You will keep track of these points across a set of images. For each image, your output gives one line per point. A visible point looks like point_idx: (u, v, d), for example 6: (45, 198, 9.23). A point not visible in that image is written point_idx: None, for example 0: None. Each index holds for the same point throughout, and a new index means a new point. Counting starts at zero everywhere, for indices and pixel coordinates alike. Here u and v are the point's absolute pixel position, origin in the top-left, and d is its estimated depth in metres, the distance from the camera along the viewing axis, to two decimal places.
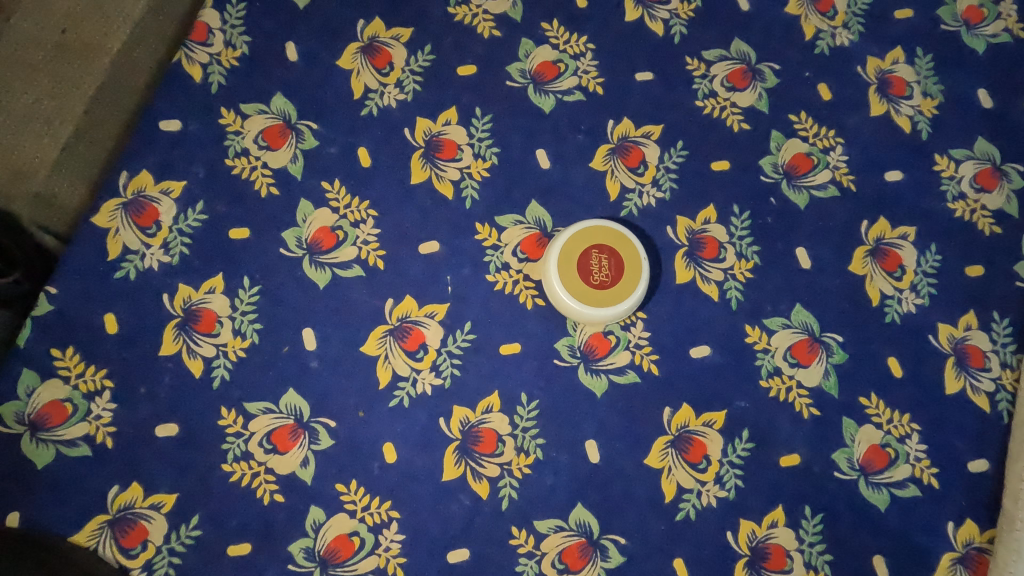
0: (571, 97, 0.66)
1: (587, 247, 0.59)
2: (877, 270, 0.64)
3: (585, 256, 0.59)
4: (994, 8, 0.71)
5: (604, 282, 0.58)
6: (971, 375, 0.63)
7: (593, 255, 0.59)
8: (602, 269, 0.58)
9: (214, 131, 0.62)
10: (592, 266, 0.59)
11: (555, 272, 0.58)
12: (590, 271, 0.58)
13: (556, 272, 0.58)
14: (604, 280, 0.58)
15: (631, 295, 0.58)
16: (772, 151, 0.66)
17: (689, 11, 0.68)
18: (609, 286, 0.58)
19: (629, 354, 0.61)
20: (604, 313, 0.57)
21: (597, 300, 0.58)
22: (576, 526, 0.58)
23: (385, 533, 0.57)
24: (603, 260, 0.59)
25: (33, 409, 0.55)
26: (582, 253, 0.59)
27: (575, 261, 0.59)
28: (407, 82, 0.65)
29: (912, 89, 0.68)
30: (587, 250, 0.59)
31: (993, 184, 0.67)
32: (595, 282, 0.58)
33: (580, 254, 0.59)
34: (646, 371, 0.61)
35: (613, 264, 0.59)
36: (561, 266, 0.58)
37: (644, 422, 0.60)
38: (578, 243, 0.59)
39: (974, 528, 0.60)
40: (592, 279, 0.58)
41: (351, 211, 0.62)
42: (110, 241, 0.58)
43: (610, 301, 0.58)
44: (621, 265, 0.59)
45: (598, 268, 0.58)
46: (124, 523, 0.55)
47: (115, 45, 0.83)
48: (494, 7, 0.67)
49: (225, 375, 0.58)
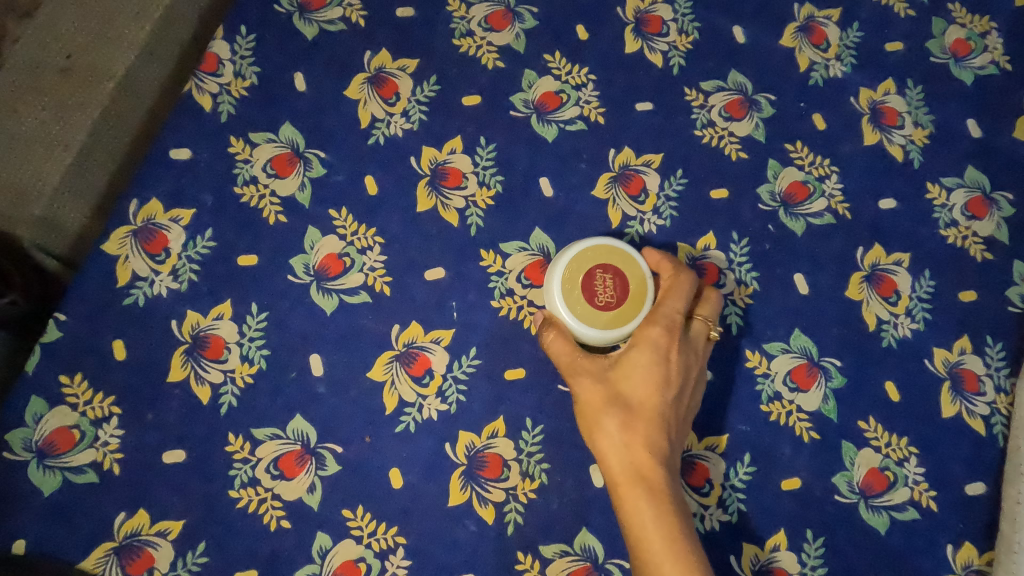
0: (574, 127, 0.67)
1: (591, 266, 0.58)
2: (873, 296, 0.66)
3: (590, 276, 0.58)
4: (981, 41, 0.73)
5: (609, 303, 0.57)
6: (966, 399, 0.64)
7: (597, 275, 0.58)
8: (607, 290, 0.58)
9: (223, 159, 0.62)
10: (597, 286, 0.58)
11: (560, 300, 0.57)
12: (595, 292, 0.57)
13: (562, 299, 0.57)
14: (609, 301, 0.57)
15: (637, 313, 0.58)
16: (769, 179, 0.68)
17: (687, 43, 0.70)
18: (614, 307, 0.57)
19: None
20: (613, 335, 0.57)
21: (602, 323, 0.57)
22: (581, 551, 0.59)
23: (391, 559, 0.57)
24: (608, 281, 0.58)
25: (41, 436, 0.55)
26: (587, 274, 0.58)
27: (581, 283, 0.58)
28: (413, 112, 0.66)
29: (904, 119, 0.70)
30: (591, 270, 0.58)
31: (984, 211, 0.69)
32: (602, 303, 0.57)
33: (585, 274, 0.58)
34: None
35: (619, 282, 0.58)
36: (568, 290, 0.57)
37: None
38: (581, 263, 0.58)
39: (972, 551, 0.61)
40: (597, 300, 0.57)
41: (359, 238, 0.63)
42: (119, 268, 0.59)
43: (620, 322, 0.57)
44: (626, 280, 0.58)
45: (603, 289, 0.57)
46: (130, 550, 0.55)
47: (119, 70, 0.86)
48: (497, 39, 0.69)
49: (233, 402, 0.59)
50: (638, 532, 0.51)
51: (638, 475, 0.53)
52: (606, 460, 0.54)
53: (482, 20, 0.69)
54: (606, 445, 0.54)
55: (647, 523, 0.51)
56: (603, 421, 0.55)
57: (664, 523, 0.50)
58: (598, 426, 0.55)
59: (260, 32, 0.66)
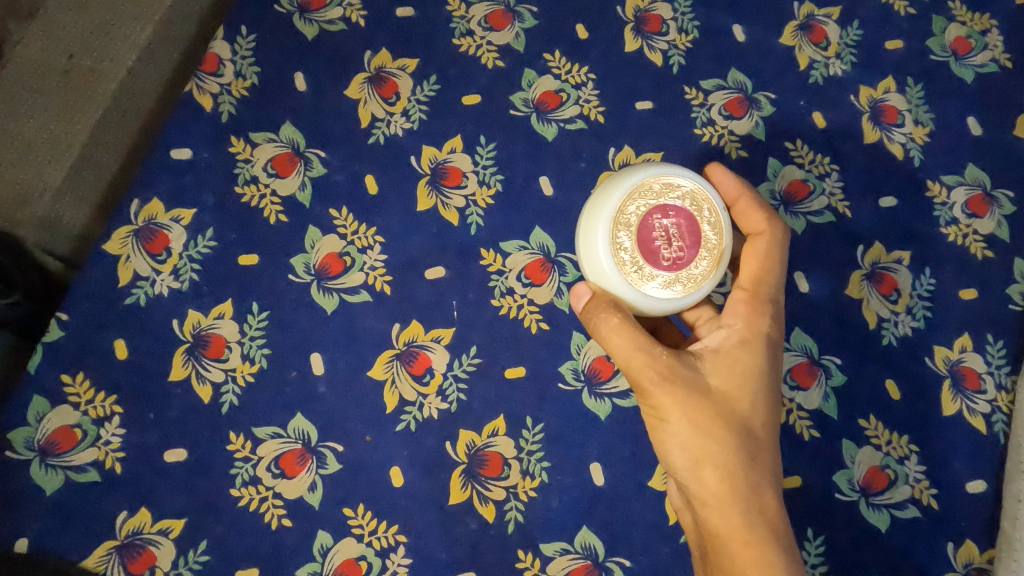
0: (574, 126, 0.67)
1: (646, 212, 0.54)
2: (873, 294, 0.66)
3: (647, 226, 0.54)
4: (982, 39, 0.73)
5: (677, 257, 0.54)
6: (967, 397, 0.64)
7: (654, 228, 0.54)
8: (670, 242, 0.54)
9: (223, 159, 0.63)
10: (659, 241, 0.54)
11: (616, 258, 0.53)
12: (658, 249, 0.54)
13: (619, 256, 0.53)
14: (676, 254, 0.54)
15: (708, 268, 0.55)
16: (769, 178, 0.68)
17: (687, 42, 0.70)
18: (683, 259, 0.54)
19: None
20: (685, 295, 0.54)
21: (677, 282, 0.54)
22: (581, 549, 0.59)
23: (392, 557, 0.57)
24: (667, 231, 0.54)
25: (43, 435, 0.55)
26: (643, 223, 0.54)
27: (637, 235, 0.54)
28: (413, 111, 0.66)
29: (904, 117, 0.70)
30: (647, 218, 0.54)
31: (984, 209, 0.69)
32: (668, 259, 0.54)
33: (638, 228, 0.54)
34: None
35: (682, 231, 0.54)
36: (624, 244, 0.53)
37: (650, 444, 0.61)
38: (632, 216, 0.54)
39: (973, 549, 0.61)
40: (663, 257, 0.54)
41: (359, 237, 0.63)
42: (120, 267, 0.59)
43: (689, 280, 0.54)
44: (691, 229, 0.55)
45: (666, 244, 0.54)
46: (132, 549, 0.55)
47: (121, 71, 0.86)
48: (497, 38, 0.69)
49: (234, 400, 0.59)
50: (747, 542, 0.52)
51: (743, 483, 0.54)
52: (713, 469, 0.54)
53: (482, 20, 0.69)
54: (713, 453, 0.54)
55: (759, 534, 0.52)
56: (711, 429, 0.54)
57: (771, 532, 0.53)
58: (702, 435, 0.54)
59: (260, 32, 0.66)
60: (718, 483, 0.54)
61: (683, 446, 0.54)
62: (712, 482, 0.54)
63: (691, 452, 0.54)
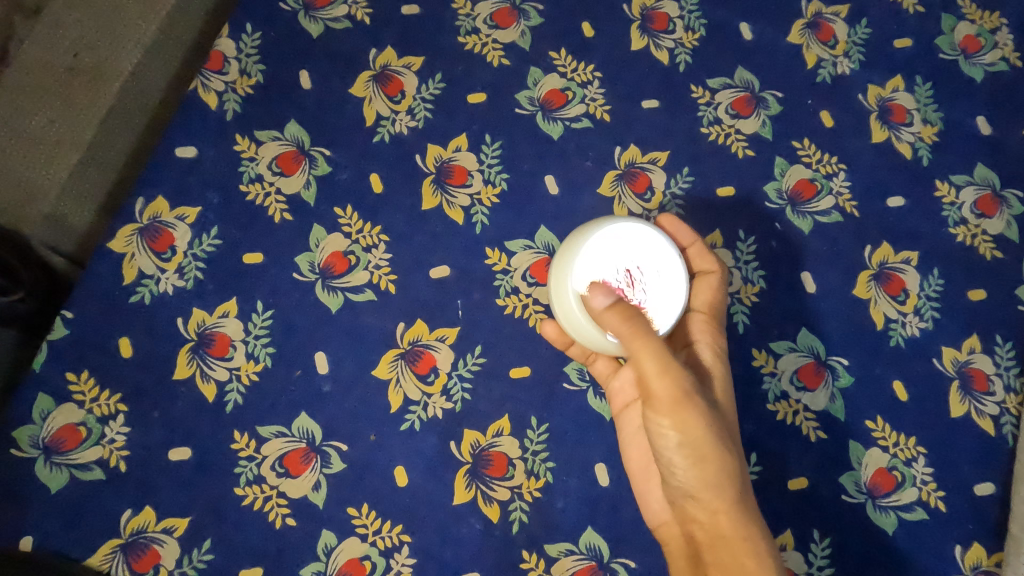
0: (580, 125, 0.67)
1: (611, 261, 0.57)
2: (881, 294, 0.65)
3: (610, 273, 0.56)
4: (991, 38, 0.72)
5: (633, 297, 0.56)
6: (975, 398, 0.64)
7: (613, 268, 0.56)
8: (625, 283, 0.56)
9: (228, 157, 0.62)
10: (616, 281, 0.56)
11: (582, 302, 0.56)
12: (616, 287, 0.55)
13: (587, 301, 0.56)
14: (632, 295, 0.56)
15: (668, 310, 0.57)
16: (777, 177, 0.67)
17: (694, 40, 0.70)
18: (639, 299, 0.56)
19: (602, 372, 0.62)
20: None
21: (634, 321, 0.55)
22: (586, 550, 0.59)
23: (396, 557, 0.57)
24: (623, 273, 0.56)
25: (48, 434, 0.55)
26: (602, 266, 0.56)
27: (602, 281, 0.56)
28: (418, 109, 0.66)
29: (912, 116, 0.70)
30: (611, 266, 0.56)
31: (993, 209, 0.68)
32: (631, 302, 0.56)
33: (598, 268, 0.56)
34: (620, 391, 0.62)
35: (644, 278, 0.57)
36: (592, 289, 0.56)
37: (630, 454, 0.60)
38: (592, 256, 0.56)
39: (982, 552, 0.60)
40: (621, 295, 0.55)
41: (364, 236, 0.63)
42: (126, 266, 0.59)
43: (651, 321, 0.57)
44: (652, 276, 0.57)
45: (624, 283, 0.56)
46: (137, 547, 0.55)
47: (125, 69, 0.86)
48: (503, 36, 0.68)
49: (239, 399, 0.59)
50: (742, 552, 0.52)
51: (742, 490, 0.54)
52: (717, 477, 0.53)
53: (487, 17, 0.68)
54: (719, 461, 0.54)
55: (757, 543, 0.52)
56: (719, 438, 0.53)
57: (768, 540, 0.52)
58: (711, 443, 0.53)
59: (265, 30, 0.65)
60: (721, 490, 0.53)
61: (688, 453, 0.54)
62: (713, 489, 0.54)
63: (695, 459, 0.54)
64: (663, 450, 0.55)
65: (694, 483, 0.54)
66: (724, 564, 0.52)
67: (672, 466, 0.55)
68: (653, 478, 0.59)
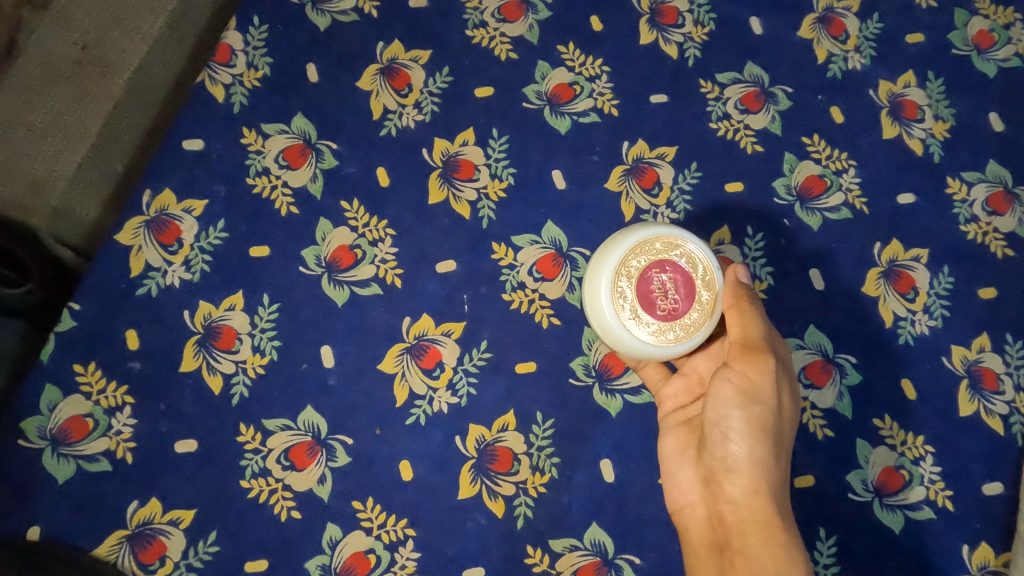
0: (588, 119, 0.67)
1: (647, 266, 0.56)
2: (890, 292, 0.65)
3: (646, 278, 0.56)
4: (1005, 33, 0.72)
5: (674, 309, 0.56)
6: (985, 397, 0.63)
7: (655, 279, 0.56)
8: (667, 295, 0.56)
9: (236, 150, 0.62)
10: (656, 293, 0.56)
11: (615, 305, 0.56)
12: (656, 301, 0.56)
13: (620, 305, 0.56)
14: (673, 308, 0.56)
15: (700, 319, 0.57)
16: (785, 173, 0.67)
17: (703, 35, 0.69)
18: (680, 311, 0.57)
19: (653, 378, 0.63)
20: (677, 343, 0.56)
21: (672, 333, 0.56)
22: (591, 546, 0.59)
23: (401, 551, 0.57)
24: (666, 283, 0.56)
25: (55, 425, 0.56)
26: (643, 276, 0.56)
27: (637, 286, 0.56)
28: (425, 103, 0.66)
29: (924, 112, 0.69)
30: (647, 271, 0.56)
31: (1005, 207, 0.67)
32: (663, 310, 0.56)
33: (641, 277, 0.56)
34: (670, 396, 0.62)
35: (678, 285, 0.57)
36: (625, 293, 0.56)
37: (666, 437, 0.60)
38: (635, 267, 0.56)
39: (989, 551, 0.60)
40: (660, 308, 0.56)
41: (370, 230, 0.63)
42: (133, 258, 0.59)
43: (682, 329, 0.57)
44: (686, 283, 0.57)
45: (665, 294, 0.56)
46: (142, 539, 0.55)
47: (133, 61, 0.87)
48: (511, 30, 0.68)
49: (244, 392, 0.59)
50: (771, 540, 0.52)
51: (784, 482, 0.55)
52: (768, 457, 0.54)
53: (496, 11, 0.68)
54: (774, 443, 0.55)
55: (787, 535, 0.52)
56: (778, 420, 0.55)
57: (798, 537, 0.53)
58: (772, 421, 0.55)
59: (272, 23, 0.65)
60: (768, 471, 0.54)
61: (746, 426, 0.55)
62: (760, 468, 0.54)
63: (751, 434, 0.55)
64: (720, 422, 0.57)
65: (744, 459, 0.55)
66: (749, 549, 0.53)
67: (726, 438, 0.56)
68: (688, 458, 0.59)
